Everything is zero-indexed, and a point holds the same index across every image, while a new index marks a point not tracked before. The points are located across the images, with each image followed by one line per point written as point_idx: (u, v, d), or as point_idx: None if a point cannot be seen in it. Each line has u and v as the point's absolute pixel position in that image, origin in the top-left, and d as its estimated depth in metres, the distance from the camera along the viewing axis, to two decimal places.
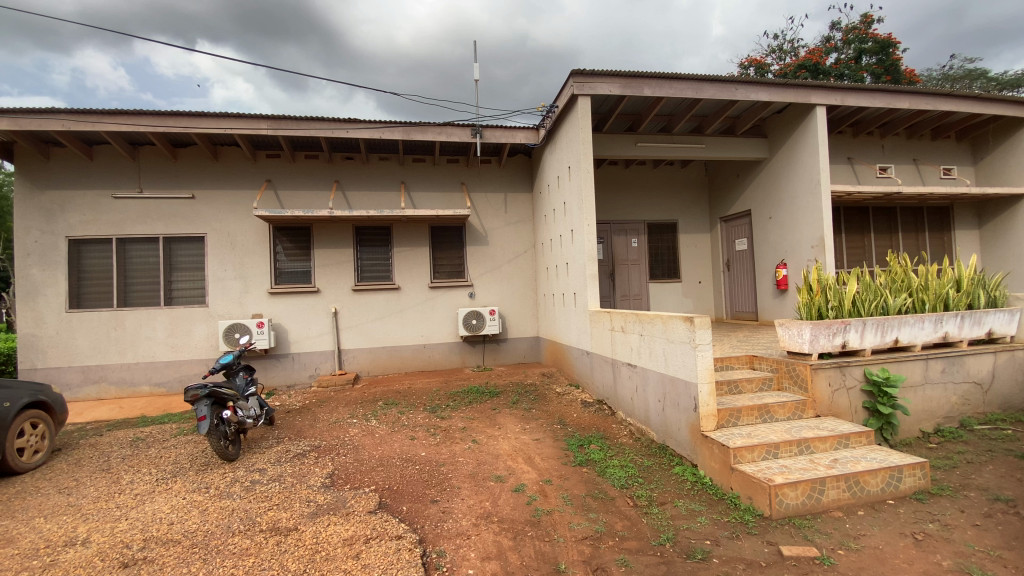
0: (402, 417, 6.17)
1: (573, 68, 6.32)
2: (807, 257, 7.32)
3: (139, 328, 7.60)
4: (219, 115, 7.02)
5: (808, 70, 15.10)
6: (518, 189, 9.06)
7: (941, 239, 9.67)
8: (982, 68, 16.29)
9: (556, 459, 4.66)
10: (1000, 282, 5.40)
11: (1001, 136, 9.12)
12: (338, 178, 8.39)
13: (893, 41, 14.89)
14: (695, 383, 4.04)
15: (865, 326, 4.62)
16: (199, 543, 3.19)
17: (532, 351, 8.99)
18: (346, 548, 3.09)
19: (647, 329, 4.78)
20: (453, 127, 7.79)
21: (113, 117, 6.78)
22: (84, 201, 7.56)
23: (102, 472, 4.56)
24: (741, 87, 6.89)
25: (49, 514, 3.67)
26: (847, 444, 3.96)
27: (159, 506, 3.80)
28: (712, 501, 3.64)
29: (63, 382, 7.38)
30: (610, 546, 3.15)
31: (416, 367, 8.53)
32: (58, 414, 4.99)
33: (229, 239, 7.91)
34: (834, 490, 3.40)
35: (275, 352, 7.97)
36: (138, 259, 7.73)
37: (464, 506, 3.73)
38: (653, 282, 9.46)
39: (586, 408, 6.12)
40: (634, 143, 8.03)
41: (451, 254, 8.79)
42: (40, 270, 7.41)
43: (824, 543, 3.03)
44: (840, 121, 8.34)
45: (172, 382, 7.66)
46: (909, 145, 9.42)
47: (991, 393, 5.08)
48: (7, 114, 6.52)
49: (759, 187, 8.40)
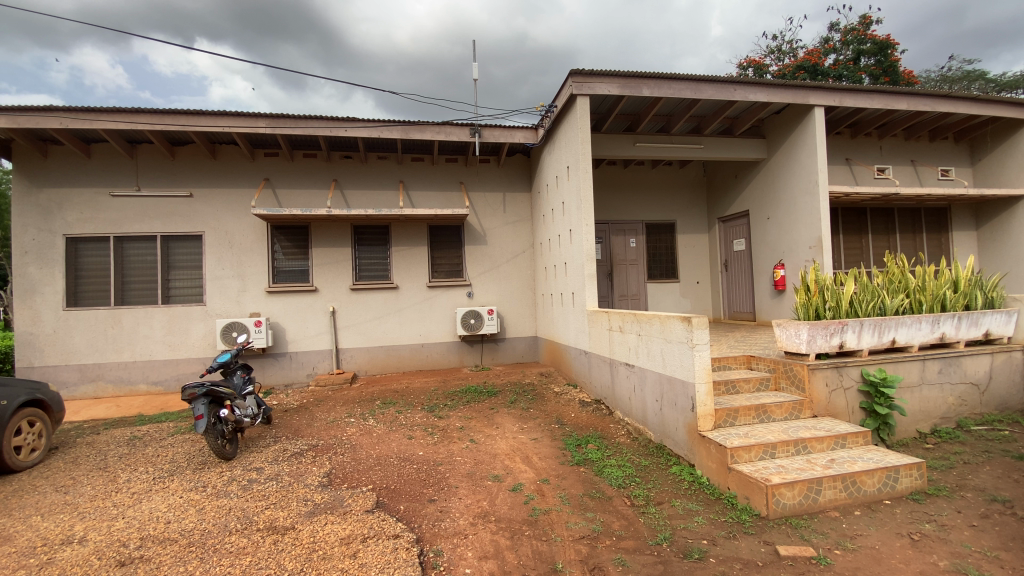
0: (400, 416, 6.16)
1: (573, 68, 6.33)
2: (805, 257, 7.34)
3: (137, 326, 7.58)
4: (218, 113, 7.00)
5: (807, 71, 15.15)
6: (517, 188, 9.06)
7: (939, 240, 9.70)
8: (980, 69, 16.32)
9: (554, 458, 4.65)
10: (998, 282, 5.40)
11: (1000, 137, 9.14)
12: (336, 178, 8.38)
13: (893, 42, 14.91)
14: (692, 383, 4.04)
15: (862, 327, 4.64)
16: (196, 542, 3.18)
17: (530, 351, 8.99)
18: (344, 547, 3.09)
19: (645, 329, 4.78)
20: (452, 126, 7.78)
21: (111, 115, 6.76)
22: (82, 199, 7.53)
23: (99, 471, 4.55)
24: (740, 88, 6.90)
25: (46, 512, 3.65)
26: (843, 444, 3.97)
27: (156, 504, 3.79)
28: (709, 501, 3.64)
29: (60, 380, 7.36)
30: (607, 545, 3.15)
31: (414, 367, 8.52)
32: (56, 412, 4.98)
33: (226, 238, 7.89)
34: (831, 491, 3.41)
35: (272, 351, 7.96)
36: (135, 257, 7.71)
37: (461, 506, 3.72)
38: (651, 282, 9.46)
39: (583, 407, 6.12)
40: (633, 143, 8.03)
41: (449, 253, 8.78)
42: (37, 269, 7.38)
43: (821, 543, 3.04)
44: (839, 122, 8.36)
45: (169, 381, 7.64)
46: (907, 146, 9.43)
47: (988, 394, 5.09)
48: (5, 111, 6.49)
49: (757, 187, 8.41)
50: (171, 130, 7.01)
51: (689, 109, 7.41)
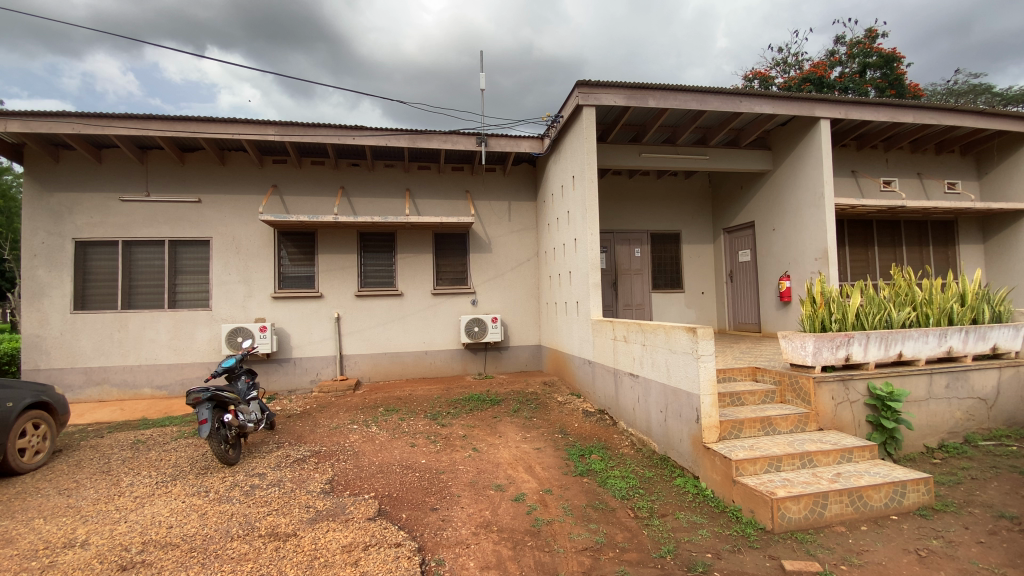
0: (403, 423, 6.16)
1: (579, 79, 6.38)
2: (810, 269, 7.32)
3: (143, 331, 7.63)
4: (228, 120, 7.09)
5: (812, 84, 15.26)
6: (522, 197, 9.10)
7: (945, 253, 9.66)
8: (986, 83, 16.40)
9: (556, 468, 4.63)
10: (1005, 296, 5.36)
11: (1006, 151, 9.12)
12: (343, 185, 8.45)
13: (899, 55, 14.93)
14: (697, 395, 4.02)
15: (869, 340, 4.63)
16: (198, 548, 3.18)
17: (533, 359, 8.98)
18: (345, 555, 3.08)
19: (650, 339, 4.75)
20: (458, 135, 7.84)
21: (124, 121, 6.86)
22: (91, 204, 7.62)
23: (103, 474, 4.56)
24: (745, 100, 6.92)
25: (49, 515, 3.67)
26: (850, 458, 3.94)
27: (159, 509, 3.79)
28: (713, 514, 3.61)
29: (65, 383, 7.40)
30: (610, 557, 3.13)
31: (417, 374, 8.51)
32: (60, 415, 5.00)
33: (234, 243, 7.96)
34: (837, 505, 3.37)
35: (277, 356, 7.98)
36: (143, 261, 7.77)
37: (464, 515, 3.71)
38: (656, 292, 9.46)
39: (587, 417, 6.10)
40: (638, 153, 8.08)
41: (454, 260, 8.81)
42: (46, 272, 7.46)
43: (827, 558, 3.00)
44: (845, 134, 8.38)
45: (173, 385, 7.67)
46: (912, 159, 9.44)
47: (996, 409, 5.04)
48: (19, 116, 6.60)
49: (763, 198, 8.41)
50: (180, 137, 7.09)
51: (694, 120, 7.45)
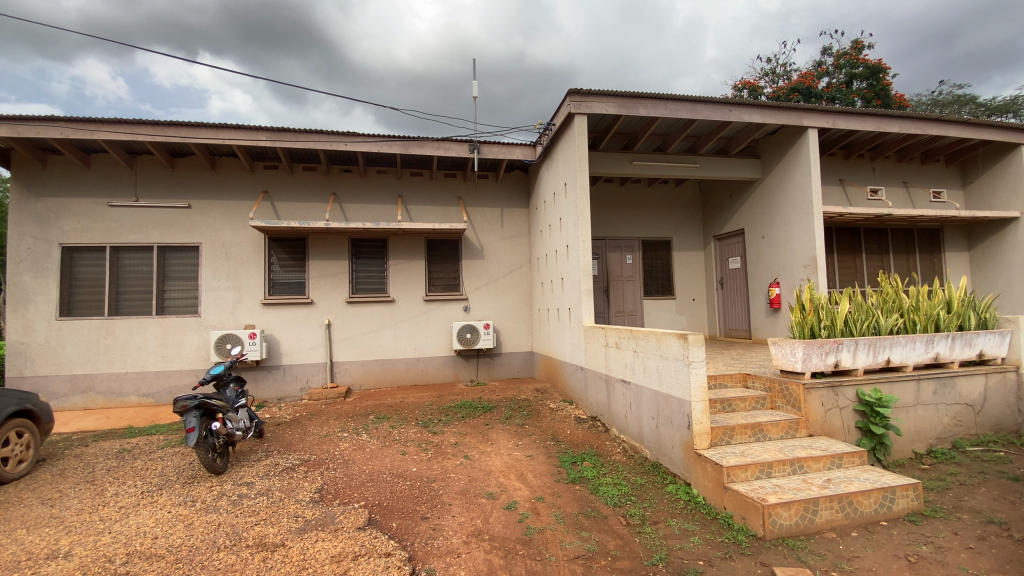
0: (394, 431, 6.11)
1: (571, 87, 6.43)
2: (799, 276, 7.39)
3: (130, 337, 7.53)
4: (219, 124, 7.03)
5: (800, 94, 15.51)
6: (515, 204, 9.12)
7: (932, 260, 9.81)
8: (970, 94, 16.78)
9: (549, 476, 4.62)
10: (991, 303, 5.41)
11: (990, 161, 9.29)
12: (335, 191, 8.42)
13: (884, 67, 15.21)
14: (689, 401, 4.03)
15: (857, 345, 4.67)
16: (183, 558, 3.12)
17: (526, 365, 8.96)
18: (335, 565, 3.04)
19: (642, 346, 4.77)
20: (451, 142, 7.85)
21: (115, 126, 6.81)
22: (79, 209, 7.53)
23: (87, 484, 4.46)
24: (735, 109, 7.02)
25: (31, 525, 3.59)
26: (840, 464, 3.96)
27: (144, 520, 3.71)
28: (705, 521, 3.60)
29: (49, 391, 7.26)
30: (602, 565, 3.12)
31: (408, 381, 8.46)
32: (45, 423, 4.89)
33: (224, 249, 7.90)
34: (827, 511, 3.38)
35: (266, 363, 7.90)
36: (131, 267, 7.68)
37: (455, 524, 3.67)
38: (647, 299, 9.51)
39: (579, 424, 6.07)
40: (630, 161, 8.14)
41: (447, 266, 8.79)
42: (32, 278, 7.33)
43: (818, 565, 3.00)
44: (832, 143, 8.51)
45: (161, 392, 7.56)
46: (899, 168, 9.60)
47: (983, 415, 5.11)
48: (6, 120, 6.52)
49: (753, 206, 8.49)
50: (170, 141, 7.02)
51: (685, 129, 7.51)
